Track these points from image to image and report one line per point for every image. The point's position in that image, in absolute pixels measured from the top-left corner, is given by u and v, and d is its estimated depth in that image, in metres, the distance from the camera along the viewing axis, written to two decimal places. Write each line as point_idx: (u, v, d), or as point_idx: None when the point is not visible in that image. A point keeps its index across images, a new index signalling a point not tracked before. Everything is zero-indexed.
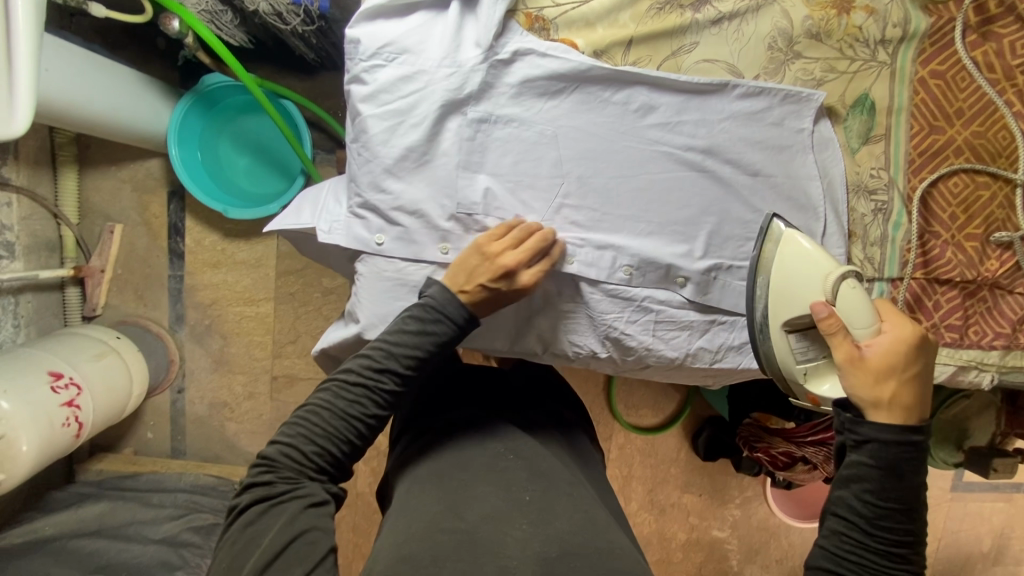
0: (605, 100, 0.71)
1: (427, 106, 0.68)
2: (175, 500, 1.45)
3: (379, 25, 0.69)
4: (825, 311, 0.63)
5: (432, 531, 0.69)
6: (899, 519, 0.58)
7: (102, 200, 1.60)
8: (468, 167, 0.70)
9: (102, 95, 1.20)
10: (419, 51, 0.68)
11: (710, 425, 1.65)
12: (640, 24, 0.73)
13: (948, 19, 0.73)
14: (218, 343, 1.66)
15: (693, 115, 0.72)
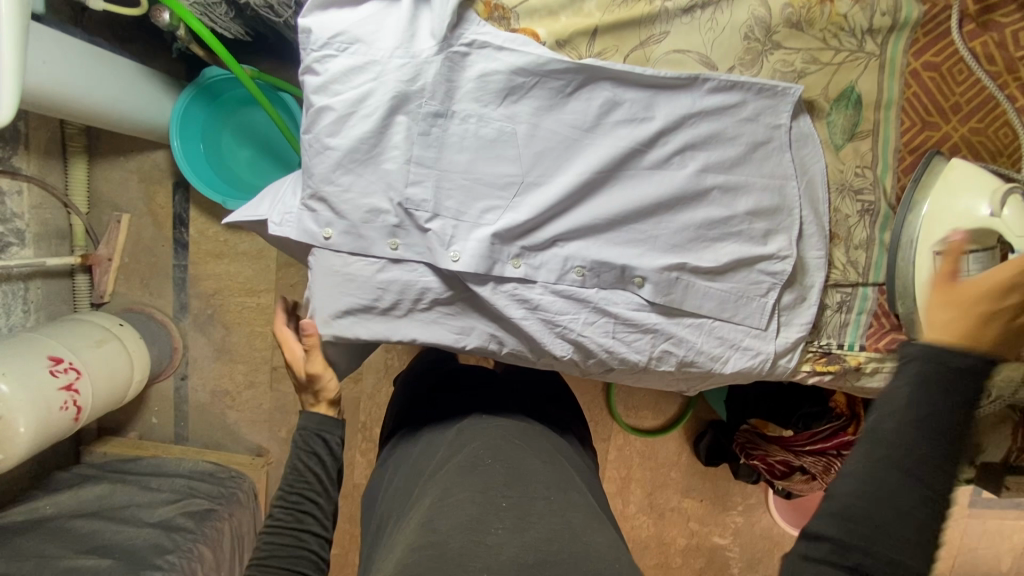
0: (569, 95, 0.69)
1: (379, 98, 0.67)
2: (172, 485, 1.49)
3: (330, 13, 0.67)
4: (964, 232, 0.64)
5: (404, 551, 0.62)
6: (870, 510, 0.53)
7: (111, 190, 1.64)
8: (421, 162, 0.69)
9: (104, 86, 1.22)
10: (370, 42, 0.67)
11: (712, 429, 1.60)
12: (607, 13, 0.71)
13: (942, 7, 0.70)
14: (220, 332, 1.69)
15: (661, 111, 0.69)
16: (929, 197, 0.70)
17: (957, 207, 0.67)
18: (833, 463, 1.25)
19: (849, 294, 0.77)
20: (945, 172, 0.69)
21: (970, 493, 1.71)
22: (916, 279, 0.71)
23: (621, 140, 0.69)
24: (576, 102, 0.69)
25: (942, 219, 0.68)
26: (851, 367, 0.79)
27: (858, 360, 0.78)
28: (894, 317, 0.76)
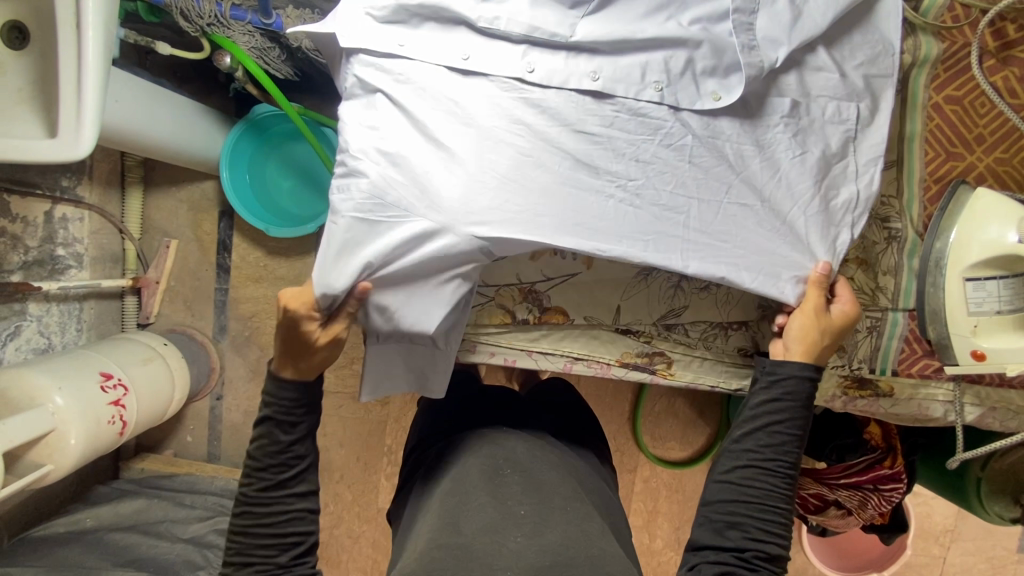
0: (627, 129, 0.75)
1: (422, 89, 0.75)
2: (205, 502, 1.54)
3: (404, 71, 0.76)
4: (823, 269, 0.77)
5: (429, 549, 0.68)
6: (789, 447, 0.75)
7: (162, 217, 1.74)
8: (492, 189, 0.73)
9: (164, 124, 1.33)
10: (399, 47, 0.76)
11: None
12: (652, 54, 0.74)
13: (962, 46, 0.75)
14: (256, 353, 1.77)
15: (688, 98, 0.75)
16: (955, 225, 0.71)
17: (979, 234, 0.68)
18: (868, 498, 1.21)
19: (877, 319, 0.79)
20: (970, 204, 0.71)
21: (1018, 537, 1.63)
22: (948, 299, 0.72)
23: (667, 130, 0.75)
24: (610, 69, 0.75)
25: (968, 246, 0.69)
26: (885, 391, 0.81)
27: (889, 383, 0.81)
28: (925, 343, 0.78)
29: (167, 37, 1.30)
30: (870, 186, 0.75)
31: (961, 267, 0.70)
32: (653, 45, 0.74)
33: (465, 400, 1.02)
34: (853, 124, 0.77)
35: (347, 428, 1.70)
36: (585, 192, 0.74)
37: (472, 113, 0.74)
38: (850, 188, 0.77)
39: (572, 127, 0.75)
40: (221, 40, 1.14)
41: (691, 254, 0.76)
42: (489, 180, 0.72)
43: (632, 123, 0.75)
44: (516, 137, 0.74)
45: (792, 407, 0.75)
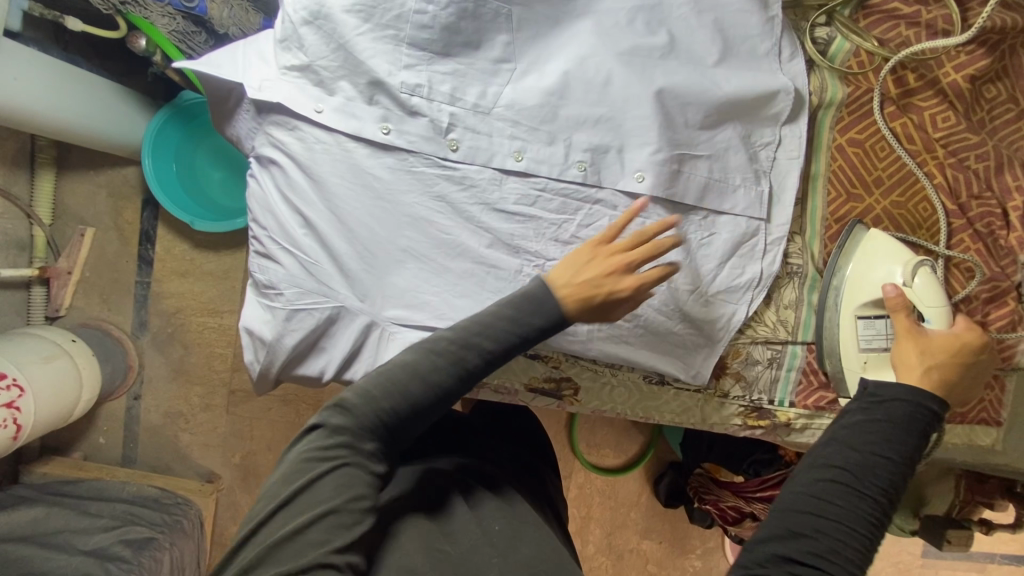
0: (548, 207, 0.66)
1: (334, 161, 0.61)
2: (113, 510, 1.46)
3: (284, 121, 0.61)
4: (893, 291, 0.63)
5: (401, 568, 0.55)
6: (894, 468, 0.55)
7: (77, 203, 1.62)
8: (396, 272, 0.65)
9: (69, 106, 1.23)
10: (314, 111, 0.60)
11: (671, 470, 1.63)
12: (578, 124, 0.65)
13: (865, 90, 0.71)
14: (179, 352, 1.68)
15: (613, 176, 0.66)
16: (848, 263, 0.69)
17: (873, 270, 0.67)
18: None
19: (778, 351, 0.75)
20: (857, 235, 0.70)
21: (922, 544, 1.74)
22: (835, 331, 0.69)
23: (593, 207, 0.67)
24: (535, 144, 0.65)
25: (863, 283, 0.67)
26: (782, 423, 0.76)
27: (788, 417, 0.75)
28: (819, 378, 0.74)
29: (83, 14, 1.20)
30: (774, 268, 0.69)
31: (857, 304, 0.67)
32: (583, 118, 0.65)
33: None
34: (763, 215, 0.69)
35: (276, 431, 1.64)
36: (503, 282, 0.67)
37: (375, 181, 0.62)
38: (756, 266, 0.70)
39: (490, 206, 0.65)
40: (138, 22, 1.08)
41: (614, 340, 0.69)
42: (407, 259, 0.65)
43: (553, 202, 0.66)
44: (421, 210, 0.64)
45: (905, 424, 0.56)
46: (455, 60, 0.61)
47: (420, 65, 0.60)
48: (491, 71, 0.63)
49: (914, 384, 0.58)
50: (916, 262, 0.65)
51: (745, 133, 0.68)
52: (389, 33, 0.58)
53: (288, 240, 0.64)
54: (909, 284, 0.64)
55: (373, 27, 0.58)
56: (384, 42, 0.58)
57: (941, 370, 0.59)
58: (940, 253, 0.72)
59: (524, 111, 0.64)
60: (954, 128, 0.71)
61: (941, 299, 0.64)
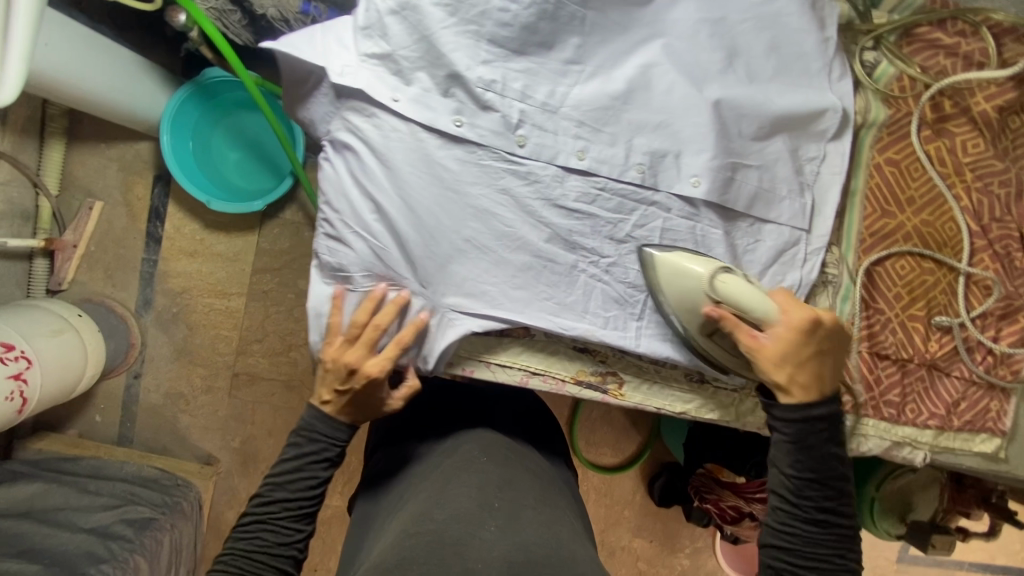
0: (605, 205, 0.69)
1: (407, 148, 0.63)
2: (113, 489, 1.44)
3: (361, 107, 0.62)
4: (714, 314, 0.64)
5: (401, 536, 0.64)
6: (817, 491, 0.60)
7: (86, 175, 1.59)
8: (459, 261, 0.67)
9: (94, 76, 1.20)
10: (391, 100, 0.61)
11: (666, 472, 1.67)
12: (638, 130, 0.68)
13: (905, 113, 0.74)
14: (183, 332, 1.65)
15: (669, 180, 0.69)
16: (665, 295, 0.69)
17: (676, 279, 0.67)
18: None
19: None
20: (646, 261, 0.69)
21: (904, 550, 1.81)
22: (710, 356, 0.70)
23: (648, 209, 0.69)
24: (597, 145, 0.67)
25: (682, 301, 0.68)
26: None
27: None
28: (846, 384, 0.78)
29: None
30: (814, 276, 0.72)
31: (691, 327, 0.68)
32: (644, 124, 0.67)
33: (417, 410, 0.95)
34: (805, 226, 0.73)
35: (279, 416, 1.64)
36: (558, 276, 0.69)
37: (444, 172, 0.64)
38: (795, 274, 0.73)
39: (551, 202, 0.68)
40: None
41: (660, 337, 0.72)
42: (469, 248, 0.67)
43: (611, 202, 0.69)
44: (486, 202, 0.66)
45: (803, 446, 0.61)
46: (528, 59, 0.63)
47: (496, 62, 0.62)
48: (561, 71, 0.65)
49: (792, 406, 0.61)
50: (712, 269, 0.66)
51: (792, 147, 0.72)
52: (471, 29, 0.60)
53: (355, 225, 0.65)
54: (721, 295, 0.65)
55: (458, 21, 0.60)
56: (466, 37, 0.60)
57: (796, 374, 0.61)
58: (961, 270, 0.77)
59: (590, 112, 0.66)
60: (982, 154, 0.75)
61: (755, 291, 0.64)
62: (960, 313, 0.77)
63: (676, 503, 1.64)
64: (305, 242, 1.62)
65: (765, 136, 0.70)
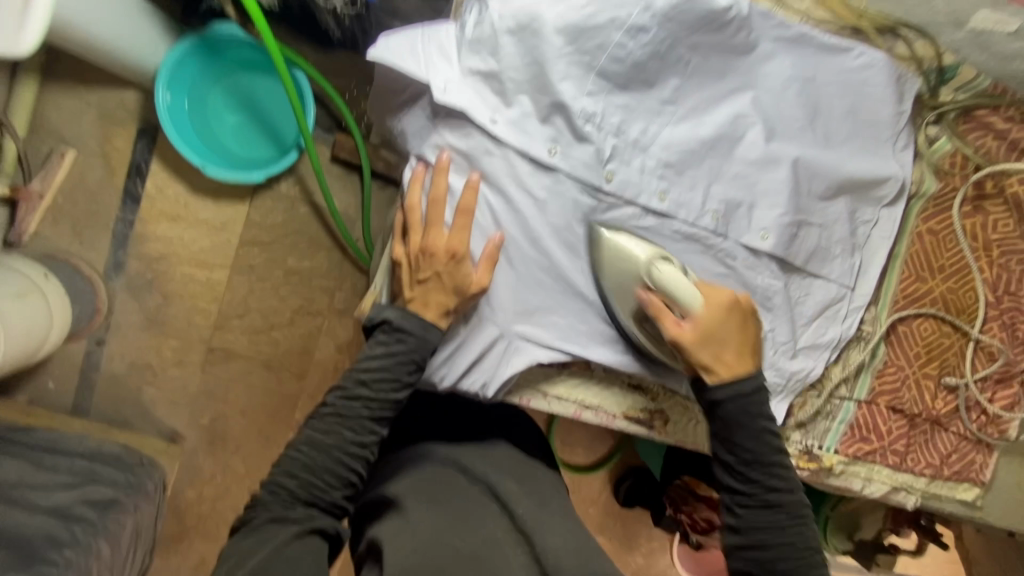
0: (677, 247, 0.69)
1: (498, 171, 0.62)
2: (70, 466, 1.29)
3: (459, 125, 0.62)
4: (650, 296, 0.63)
5: (437, 546, 0.65)
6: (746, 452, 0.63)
7: (59, 119, 1.43)
8: (532, 288, 0.67)
9: (98, 11, 1.10)
10: (489, 121, 0.61)
11: (635, 475, 1.61)
12: (718, 177, 0.69)
13: (953, 188, 0.81)
14: (156, 301, 1.51)
15: (738, 231, 0.70)
16: (606, 272, 0.66)
17: (620, 264, 0.65)
18: None
19: (836, 405, 0.84)
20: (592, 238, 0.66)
21: None
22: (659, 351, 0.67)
23: (716, 256, 0.71)
24: (679, 188, 0.68)
25: (631, 285, 0.65)
26: (825, 468, 0.83)
27: (831, 462, 0.83)
28: (863, 432, 0.84)
29: None
30: (855, 333, 0.76)
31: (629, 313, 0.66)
32: (725, 172, 0.69)
33: (424, 416, 0.90)
34: (852, 285, 0.77)
35: (256, 398, 1.55)
36: None
37: (530, 199, 0.64)
38: (837, 330, 0.77)
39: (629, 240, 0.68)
40: None
41: None
42: (546, 278, 0.67)
43: (683, 245, 0.70)
44: (566, 233, 0.66)
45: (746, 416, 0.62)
46: (629, 95, 0.64)
47: (600, 94, 0.62)
48: (657, 110, 0.65)
49: (722, 384, 0.61)
50: (654, 255, 0.64)
51: (852, 210, 0.75)
52: (584, 60, 0.61)
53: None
54: (658, 279, 0.63)
55: (573, 51, 0.60)
56: (577, 67, 0.61)
57: (725, 353, 0.61)
58: (972, 335, 0.82)
59: (677, 154, 0.67)
60: (1010, 233, 0.81)
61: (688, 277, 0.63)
62: (967, 375, 0.82)
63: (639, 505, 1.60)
64: (302, 218, 1.52)
65: (831, 194, 0.73)
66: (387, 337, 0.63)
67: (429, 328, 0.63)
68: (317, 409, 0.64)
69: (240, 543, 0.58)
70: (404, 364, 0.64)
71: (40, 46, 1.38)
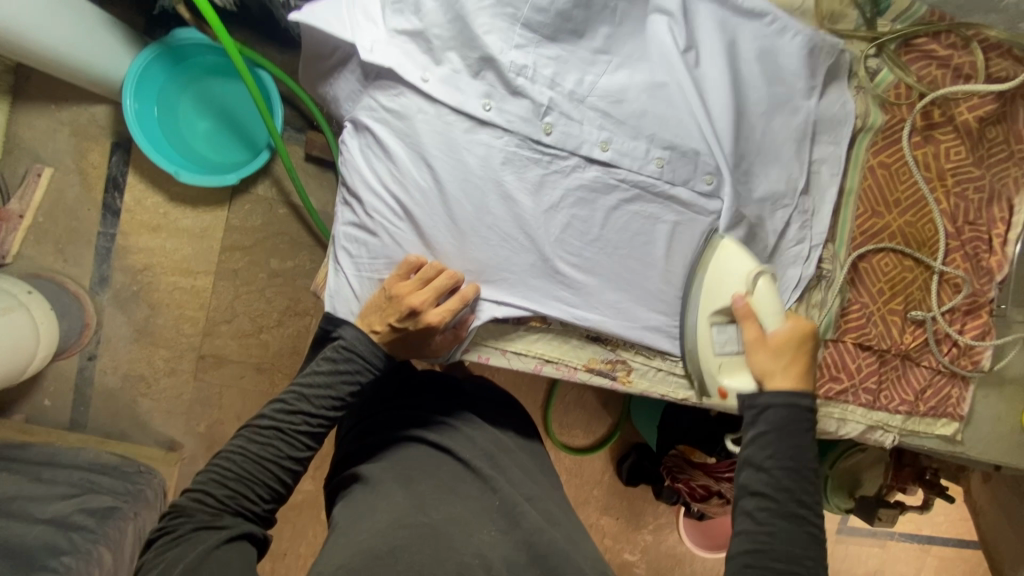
0: (621, 192, 0.72)
1: (434, 130, 0.67)
2: (69, 478, 1.30)
3: (393, 89, 0.68)
4: (742, 301, 0.68)
5: (395, 524, 0.66)
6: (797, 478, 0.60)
7: (34, 139, 1.45)
8: (479, 239, 0.71)
9: (58, 29, 1.12)
10: (420, 79, 0.66)
11: (637, 452, 1.57)
12: (659, 124, 0.71)
13: (900, 119, 0.83)
14: (144, 312, 1.51)
15: (684, 176, 0.72)
16: (708, 269, 0.73)
17: (727, 274, 0.71)
18: None
19: None
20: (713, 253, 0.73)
21: None
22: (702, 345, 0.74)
23: (664, 202, 0.73)
24: (620, 137, 0.70)
25: (720, 290, 0.71)
26: None
27: None
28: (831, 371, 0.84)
29: None
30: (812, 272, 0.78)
31: (709, 313, 0.72)
32: (671, 122, 0.71)
33: (394, 394, 0.89)
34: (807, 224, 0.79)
35: (249, 401, 1.53)
36: (575, 259, 0.73)
37: (466, 155, 0.68)
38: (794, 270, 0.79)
39: (573, 190, 0.71)
40: None
41: (666, 324, 0.78)
42: (493, 235, 0.70)
43: (631, 193, 0.72)
44: (506, 185, 0.69)
45: (789, 426, 0.61)
46: (559, 46, 0.68)
47: (529, 46, 0.67)
48: (590, 60, 0.69)
49: (778, 391, 0.62)
50: (758, 269, 0.69)
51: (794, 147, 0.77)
52: (507, 11, 0.65)
53: (384, 212, 0.70)
54: (756, 293, 0.67)
55: (495, 3, 0.65)
56: (502, 19, 0.66)
57: (780, 365, 0.63)
58: (935, 267, 0.82)
59: (613, 103, 0.70)
60: (963, 161, 0.82)
61: (779, 301, 0.68)
62: (933, 307, 0.83)
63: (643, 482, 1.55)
64: (281, 219, 1.51)
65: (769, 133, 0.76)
66: (334, 355, 0.68)
67: (375, 351, 0.69)
68: (253, 421, 0.66)
69: (165, 553, 0.58)
70: (348, 383, 0.68)
71: (9, 68, 1.40)
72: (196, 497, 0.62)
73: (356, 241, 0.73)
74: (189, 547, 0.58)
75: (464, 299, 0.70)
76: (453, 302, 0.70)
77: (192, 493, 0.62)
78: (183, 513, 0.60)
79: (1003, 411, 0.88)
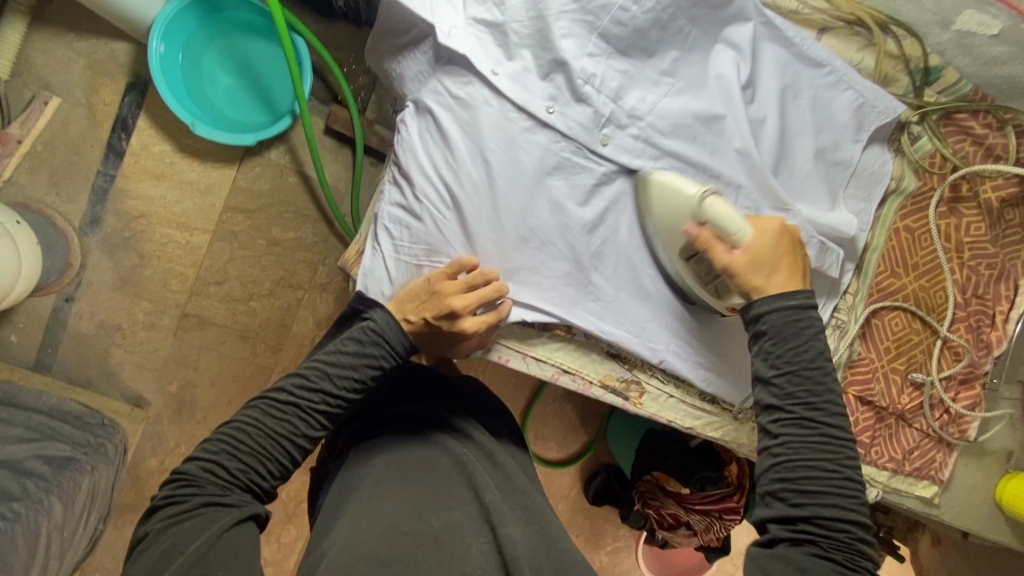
0: None
1: (494, 122, 0.68)
2: (28, 420, 1.23)
3: (461, 73, 0.68)
4: (697, 232, 0.68)
5: (392, 532, 0.64)
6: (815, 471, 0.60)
7: (46, 65, 1.39)
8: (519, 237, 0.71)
9: None
10: (490, 71, 0.67)
11: (608, 472, 1.57)
12: (711, 152, 0.73)
13: (930, 187, 0.86)
14: (132, 261, 1.45)
15: None
16: (652, 215, 0.72)
17: (676, 217, 0.70)
18: (714, 524, 1.34)
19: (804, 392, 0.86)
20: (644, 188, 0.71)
21: None
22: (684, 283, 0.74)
23: None
24: (672, 159, 0.72)
25: (674, 231, 0.71)
26: None
27: None
28: None
29: None
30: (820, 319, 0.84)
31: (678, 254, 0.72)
32: (722, 152, 0.73)
33: (396, 391, 0.87)
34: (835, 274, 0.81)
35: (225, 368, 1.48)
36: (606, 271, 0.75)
37: (522, 151, 0.68)
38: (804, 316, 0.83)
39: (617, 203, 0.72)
40: None
41: (682, 350, 0.79)
42: (532, 236, 0.71)
43: None
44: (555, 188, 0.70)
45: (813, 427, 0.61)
46: (629, 61, 0.70)
47: (601, 56, 0.68)
48: (655, 79, 0.71)
49: (770, 299, 0.63)
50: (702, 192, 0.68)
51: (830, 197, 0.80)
52: (587, 19, 0.67)
53: (430, 197, 0.70)
54: (710, 213, 0.67)
55: (577, 9, 0.66)
56: (580, 25, 0.67)
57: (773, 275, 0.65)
58: (941, 333, 0.85)
59: (670, 125, 0.71)
60: (982, 237, 0.85)
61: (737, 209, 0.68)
62: (933, 372, 0.85)
63: (609, 503, 1.54)
64: (289, 186, 1.48)
65: (812, 177, 0.79)
66: (362, 337, 0.67)
67: (402, 338, 0.68)
68: (270, 392, 0.63)
69: (171, 528, 0.55)
70: (371, 366, 0.67)
71: None
72: (203, 465, 0.59)
73: (397, 221, 0.72)
74: (199, 526, 0.55)
75: (500, 315, 0.70)
76: (488, 316, 0.70)
77: (197, 461, 0.59)
78: (191, 483, 0.58)
79: (983, 480, 0.90)
